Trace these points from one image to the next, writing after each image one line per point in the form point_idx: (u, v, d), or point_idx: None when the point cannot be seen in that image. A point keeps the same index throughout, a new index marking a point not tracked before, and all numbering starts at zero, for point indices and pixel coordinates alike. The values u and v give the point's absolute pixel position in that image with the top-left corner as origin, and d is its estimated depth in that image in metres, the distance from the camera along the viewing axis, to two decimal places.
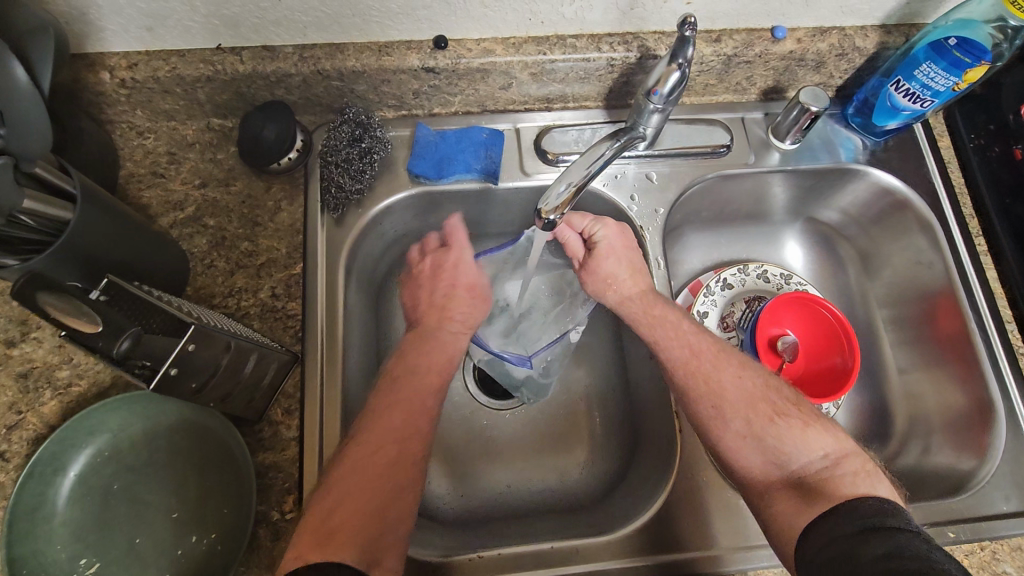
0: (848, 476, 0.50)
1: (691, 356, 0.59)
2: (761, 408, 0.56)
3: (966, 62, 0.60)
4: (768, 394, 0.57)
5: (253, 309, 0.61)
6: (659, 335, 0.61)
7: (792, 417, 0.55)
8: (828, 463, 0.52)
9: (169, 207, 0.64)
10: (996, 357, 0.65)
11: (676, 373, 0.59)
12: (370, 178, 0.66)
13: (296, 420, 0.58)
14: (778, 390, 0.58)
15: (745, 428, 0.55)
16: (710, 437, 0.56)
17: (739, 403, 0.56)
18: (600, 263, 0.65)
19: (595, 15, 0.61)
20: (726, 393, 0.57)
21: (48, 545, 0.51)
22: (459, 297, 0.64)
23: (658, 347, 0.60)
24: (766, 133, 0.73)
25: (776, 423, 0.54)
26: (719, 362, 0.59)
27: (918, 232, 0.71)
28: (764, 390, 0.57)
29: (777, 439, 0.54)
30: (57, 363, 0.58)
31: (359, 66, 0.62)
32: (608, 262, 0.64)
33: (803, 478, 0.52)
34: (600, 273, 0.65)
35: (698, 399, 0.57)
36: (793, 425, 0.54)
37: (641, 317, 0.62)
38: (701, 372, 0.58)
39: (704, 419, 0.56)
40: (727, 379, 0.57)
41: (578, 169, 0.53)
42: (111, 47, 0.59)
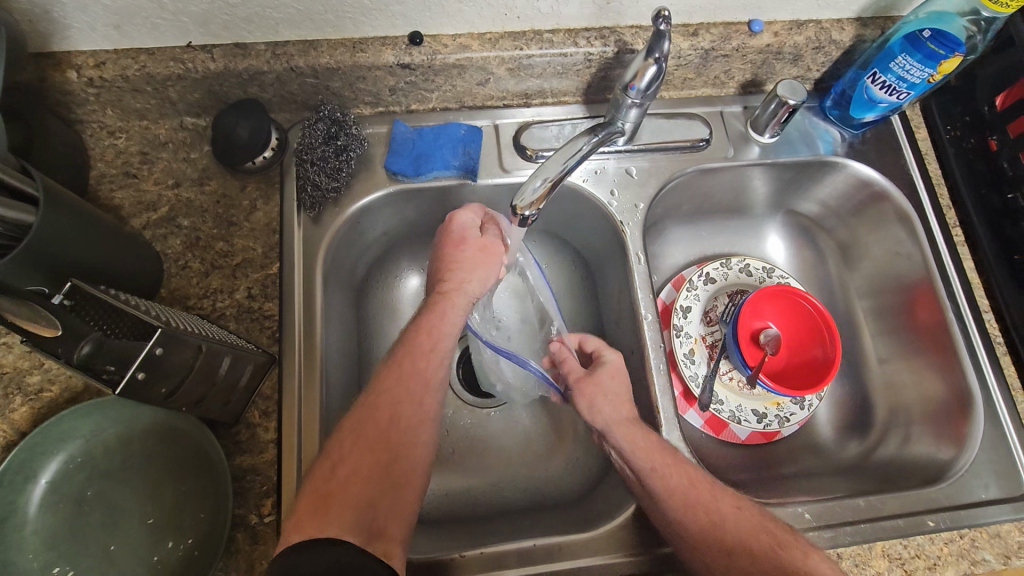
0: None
1: (688, 483, 0.54)
2: (763, 536, 0.52)
3: (941, 54, 0.60)
4: (766, 521, 0.53)
5: (229, 311, 0.60)
6: (659, 461, 0.55)
7: (793, 546, 0.51)
8: None
9: (141, 208, 0.63)
10: (973, 346, 0.66)
11: (670, 499, 0.54)
12: (347, 177, 0.65)
13: (274, 422, 0.57)
14: (773, 517, 0.54)
15: (748, 560, 0.50)
16: (707, 563, 0.51)
17: (739, 529, 0.52)
18: (600, 379, 0.63)
19: (570, 9, 0.61)
20: (723, 520, 0.53)
21: (19, 554, 0.50)
22: (456, 256, 0.62)
23: (658, 473, 0.55)
24: (745, 126, 0.73)
25: (780, 552, 0.50)
26: (715, 489, 0.55)
27: (897, 224, 0.72)
28: (762, 516, 0.54)
29: (778, 566, 0.49)
30: (28, 369, 0.57)
31: (333, 62, 0.61)
32: (607, 380, 0.62)
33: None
34: (597, 387, 0.62)
35: (694, 530, 0.52)
36: (796, 553, 0.50)
37: (639, 439, 0.57)
38: (702, 506, 0.53)
39: (705, 553, 0.52)
40: (726, 506, 0.54)
41: (554, 165, 0.53)
42: (78, 45, 0.58)
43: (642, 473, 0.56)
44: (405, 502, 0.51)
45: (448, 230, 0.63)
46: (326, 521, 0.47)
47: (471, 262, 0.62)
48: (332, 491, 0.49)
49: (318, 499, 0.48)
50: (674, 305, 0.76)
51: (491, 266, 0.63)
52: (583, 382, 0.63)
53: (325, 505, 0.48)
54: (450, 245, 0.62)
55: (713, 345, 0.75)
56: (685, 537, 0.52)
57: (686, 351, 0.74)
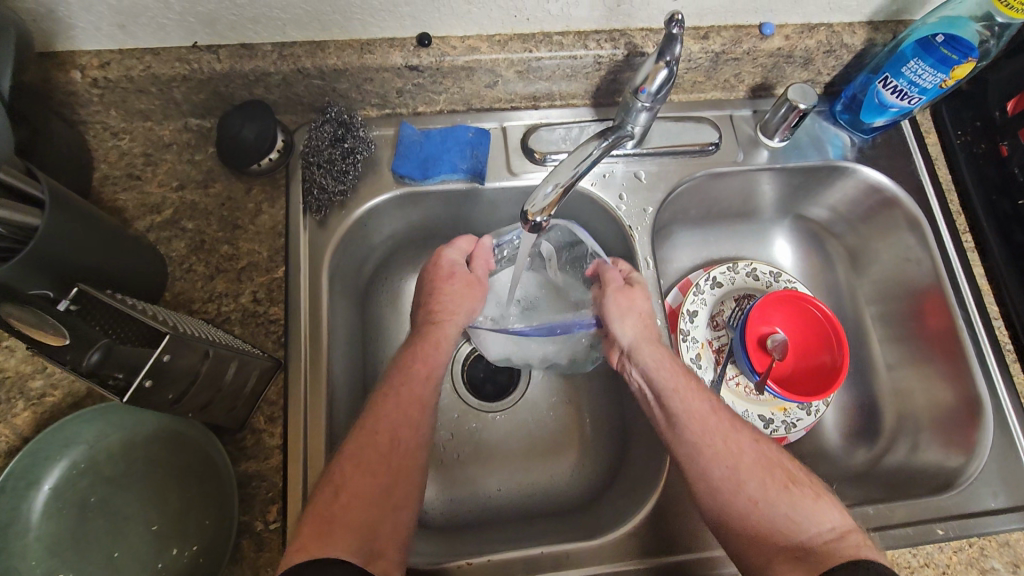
0: (854, 547, 0.48)
1: (710, 411, 0.57)
2: (778, 474, 0.53)
3: (954, 59, 0.59)
4: (785, 462, 0.54)
5: (234, 315, 0.59)
6: (682, 383, 0.58)
7: (805, 487, 0.53)
8: (837, 536, 0.49)
9: (145, 210, 0.62)
10: (983, 353, 0.66)
11: (690, 421, 0.56)
12: (353, 179, 0.65)
13: (279, 428, 0.57)
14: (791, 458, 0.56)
15: (762, 494, 0.52)
16: (715, 498, 0.53)
17: (753, 466, 0.53)
18: (633, 300, 0.62)
19: (581, 11, 0.60)
20: (741, 455, 0.54)
21: (22, 561, 0.49)
22: (446, 291, 0.62)
23: (678, 393, 0.57)
24: (754, 130, 0.72)
25: (789, 491, 0.52)
26: (736, 423, 0.57)
27: (906, 230, 0.71)
28: (781, 457, 0.55)
29: (788, 507, 0.51)
30: (30, 373, 0.56)
31: (340, 64, 0.60)
32: (640, 299, 0.62)
33: (807, 548, 0.49)
34: (620, 306, 0.62)
35: (711, 456, 0.54)
36: (806, 495, 0.52)
37: (664, 361, 0.59)
38: (718, 428, 0.55)
39: (715, 483, 0.53)
40: (744, 441, 0.55)
41: (565, 169, 0.52)
42: (81, 45, 0.57)
43: (663, 394, 0.58)
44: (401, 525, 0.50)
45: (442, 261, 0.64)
46: (330, 540, 0.46)
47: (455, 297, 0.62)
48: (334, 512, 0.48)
49: (320, 522, 0.47)
50: (680, 310, 0.75)
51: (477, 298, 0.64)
52: (617, 299, 0.62)
53: (327, 525, 0.47)
54: (438, 280, 0.63)
55: (720, 350, 0.74)
56: (700, 457, 0.54)
57: (693, 356, 0.73)
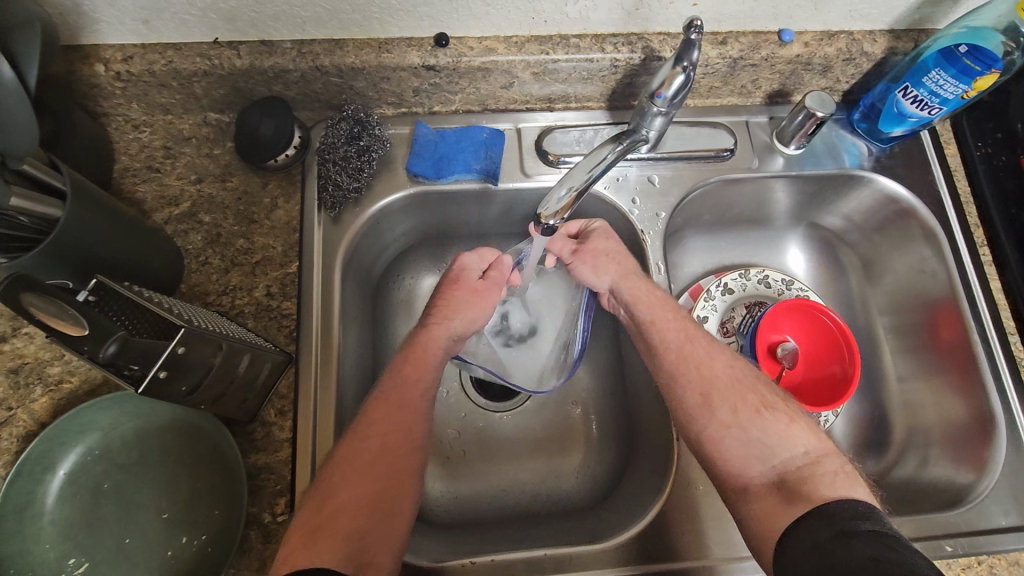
0: (828, 474, 0.50)
1: (686, 340, 0.59)
2: (749, 399, 0.55)
3: (976, 70, 0.59)
4: (756, 385, 0.56)
5: (247, 308, 0.60)
6: (659, 314, 0.60)
7: (780, 412, 0.54)
8: (810, 460, 0.51)
9: (164, 203, 0.63)
10: (998, 369, 0.65)
11: (667, 353, 0.58)
12: (368, 177, 0.65)
13: (289, 421, 0.58)
14: (767, 384, 0.57)
15: (735, 418, 0.54)
16: (693, 427, 0.55)
17: (728, 391, 0.56)
18: (596, 244, 0.64)
19: (599, 14, 0.60)
20: (715, 380, 0.56)
21: (36, 544, 0.50)
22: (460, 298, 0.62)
23: (655, 324, 0.60)
24: (770, 137, 0.72)
25: (762, 415, 0.54)
26: (712, 349, 0.59)
27: (922, 241, 0.71)
28: (755, 381, 0.57)
29: (762, 431, 0.53)
30: (49, 359, 0.57)
31: (358, 62, 0.61)
32: (600, 243, 0.64)
33: (783, 475, 0.51)
34: (589, 257, 0.64)
35: (686, 383, 0.56)
36: (780, 419, 0.54)
37: (641, 292, 0.61)
38: (693, 357, 0.58)
39: (690, 409, 0.56)
40: (719, 366, 0.57)
41: (580, 173, 0.53)
42: (106, 38, 0.58)
43: (642, 325, 0.61)
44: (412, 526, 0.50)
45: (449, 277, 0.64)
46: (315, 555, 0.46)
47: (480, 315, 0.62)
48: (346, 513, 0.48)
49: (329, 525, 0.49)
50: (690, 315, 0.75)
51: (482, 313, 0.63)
52: (578, 255, 0.64)
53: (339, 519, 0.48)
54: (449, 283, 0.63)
55: None
56: (678, 386, 0.57)
57: None
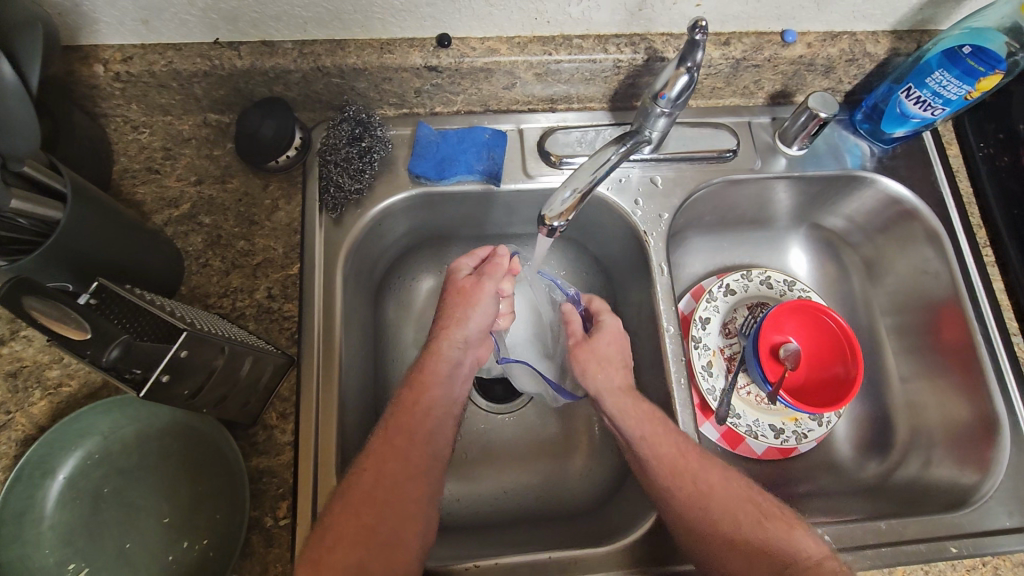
0: (833, 575, 0.50)
1: (680, 455, 0.56)
2: (749, 510, 0.54)
3: (980, 71, 0.59)
4: (752, 497, 0.55)
5: (248, 310, 0.60)
6: (650, 429, 0.58)
7: (778, 519, 0.54)
8: (814, 562, 0.51)
9: (163, 204, 0.62)
10: (1001, 370, 0.65)
11: (661, 470, 0.56)
12: (369, 178, 0.65)
13: (291, 424, 0.57)
14: (762, 490, 0.57)
15: (735, 533, 0.53)
16: (696, 539, 0.53)
17: (727, 502, 0.55)
18: (597, 346, 0.65)
19: (601, 15, 0.60)
20: (712, 493, 0.55)
21: (35, 549, 0.50)
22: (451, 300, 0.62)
23: (646, 441, 0.57)
24: (772, 138, 0.71)
25: (764, 526, 0.53)
26: (706, 462, 0.57)
27: (925, 242, 0.71)
28: (751, 489, 0.56)
29: (764, 541, 0.53)
30: (48, 362, 0.57)
31: (360, 63, 0.60)
32: (600, 345, 0.65)
33: (789, 574, 0.50)
34: (585, 357, 0.64)
35: (684, 501, 0.55)
36: (780, 527, 0.53)
37: (631, 408, 0.60)
38: (689, 471, 0.56)
39: (691, 524, 0.54)
40: (715, 475, 0.56)
41: (584, 175, 0.53)
42: (105, 39, 0.57)
43: (631, 441, 0.58)
44: None
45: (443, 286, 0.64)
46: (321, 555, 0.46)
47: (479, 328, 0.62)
48: None
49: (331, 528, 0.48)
50: (692, 317, 0.75)
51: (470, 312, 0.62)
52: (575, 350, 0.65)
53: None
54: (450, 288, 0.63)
55: (732, 358, 0.74)
56: (672, 506, 0.55)
57: (704, 363, 0.73)
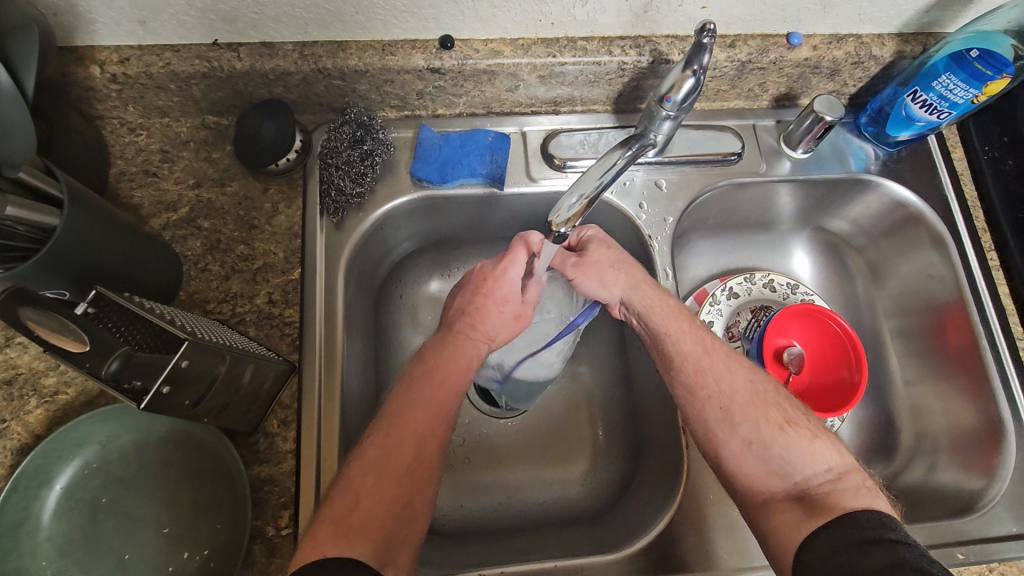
0: (850, 489, 0.49)
1: (702, 352, 0.57)
2: (772, 414, 0.54)
3: (987, 74, 0.59)
4: (777, 399, 0.55)
5: (248, 316, 0.59)
6: (674, 324, 0.59)
7: (802, 427, 0.53)
8: (832, 477, 0.51)
9: (161, 208, 0.61)
10: (1006, 373, 0.65)
11: (684, 366, 0.57)
12: (371, 181, 0.64)
13: (292, 432, 0.56)
14: (788, 396, 0.56)
15: (758, 437, 0.53)
16: (713, 440, 0.54)
17: (749, 407, 0.54)
18: (596, 254, 0.62)
19: (606, 17, 0.59)
20: (734, 396, 0.55)
21: (32, 561, 0.49)
22: (493, 314, 0.60)
23: (671, 337, 0.58)
24: (777, 141, 0.71)
25: (785, 432, 0.53)
26: (731, 362, 0.57)
27: (930, 246, 0.70)
28: (776, 394, 0.56)
29: (784, 446, 0.52)
30: (43, 370, 0.56)
31: (361, 65, 0.59)
32: (600, 254, 0.62)
33: (805, 490, 0.50)
34: (592, 271, 0.62)
35: (705, 398, 0.55)
36: (802, 435, 0.53)
37: (655, 304, 0.60)
38: (711, 370, 0.56)
39: (710, 424, 0.54)
40: (739, 381, 0.56)
41: (590, 180, 0.52)
42: (101, 40, 0.56)
43: (659, 338, 0.59)
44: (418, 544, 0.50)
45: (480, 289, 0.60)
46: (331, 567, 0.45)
47: (499, 324, 0.60)
48: (353, 517, 0.48)
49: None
50: (696, 320, 0.74)
51: (512, 334, 0.61)
52: (579, 269, 0.62)
53: (345, 526, 0.47)
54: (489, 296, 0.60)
55: None
56: (695, 402, 0.56)
57: None
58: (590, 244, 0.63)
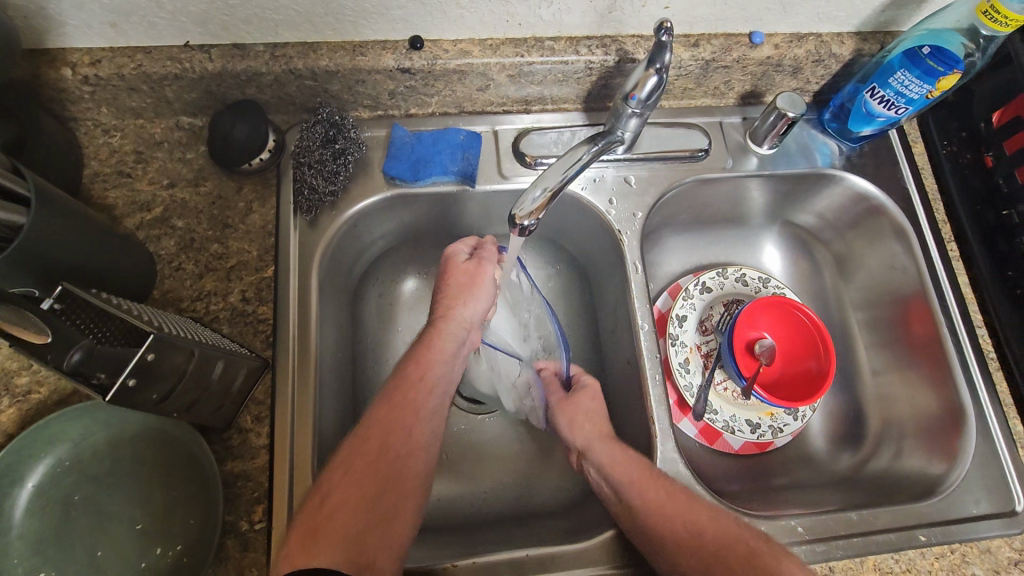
0: None
1: (667, 499, 0.55)
2: (741, 547, 0.52)
3: (939, 70, 0.60)
4: (745, 530, 0.54)
5: (222, 313, 0.59)
6: (637, 476, 0.57)
7: (770, 553, 0.51)
8: None
9: (135, 208, 0.62)
10: (966, 360, 0.66)
11: (647, 514, 0.55)
12: (344, 180, 0.65)
13: (266, 427, 0.57)
14: (753, 526, 0.55)
15: (724, 564, 0.51)
16: None
17: (716, 543, 0.53)
18: (581, 402, 0.66)
19: (572, 17, 0.61)
20: (701, 530, 0.54)
21: (3, 559, 0.49)
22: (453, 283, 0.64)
23: (635, 488, 0.56)
24: (744, 138, 0.73)
25: (754, 561, 0.51)
26: (695, 503, 0.55)
27: (893, 238, 0.72)
28: (741, 527, 0.54)
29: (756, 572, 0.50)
30: (16, 369, 0.56)
31: (332, 65, 0.60)
32: (586, 403, 0.66)
33: None
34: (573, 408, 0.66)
35: (672, 546, 0.53)
36: (772, 559, 0.51)
37: (618, 463, 0.59)
38: (678, 510, 0.55)
39: (686, 568, 0.52)
40: (704, 517, 0.54)
41: (554, 174, 0.53)
42: (73, 42, 0.57)
43: (619, 489, 0.57)
44: (391, 538, 0.50)
45: (441, 270, 0.66)
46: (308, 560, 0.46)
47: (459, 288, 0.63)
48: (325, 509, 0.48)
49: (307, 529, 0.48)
50: (669, 314, 0.76)
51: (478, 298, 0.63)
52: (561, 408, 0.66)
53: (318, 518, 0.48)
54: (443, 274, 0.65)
55: (708, 354, 0.75)
56: (659, 539, 0.54)
57: (681, 360, 0.74)
58: (580, 391, 0.67)
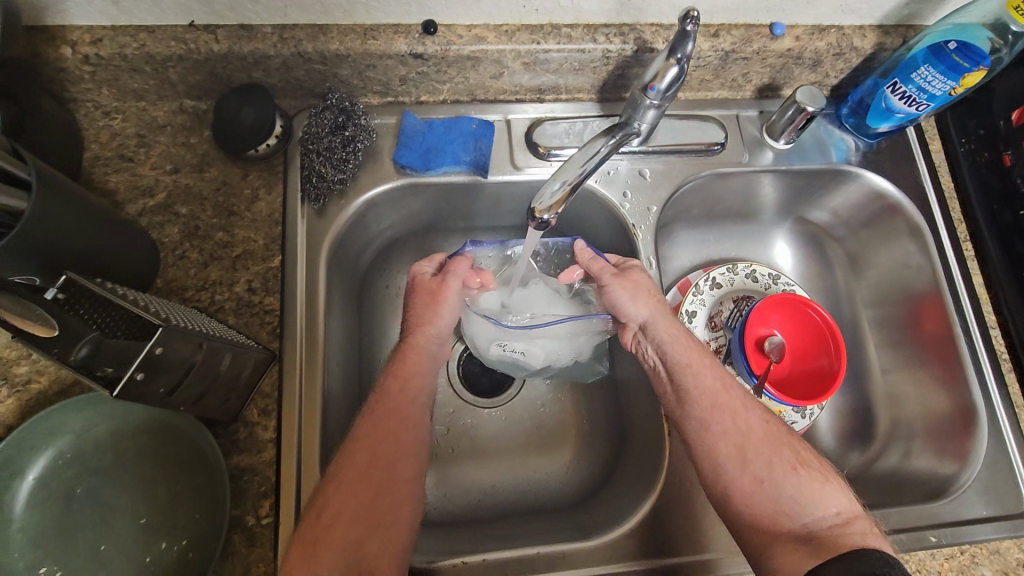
0: (857, 535, 0.49)
1: (722, 390, 0.57)
2: (786, 454, 0.53)
3: (964, 66, 0.59)
4: (792, 441, 0.55)
5: (227, 304, 0.58)
6: (695, 359, 0.58)
7: (814, 471, 0.53)
8: (840, 521, 0.50)
9: (137, 193, 0.60)
10: (979, 358, 0.66)
11: (700, 399, 0.56)
12: (353, 168, 0.63)
13: (273, 420, 0.56)
14: (801, 441, 0.56)
15: (766, 468, 0.53)
16: (723, 475, 0.53)
17: (763, 446, 0.54)
18: (635, 275, 0.62)
19: (591, 4, 0.59)
20: (751, 434, 0.54)
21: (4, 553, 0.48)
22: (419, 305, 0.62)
23: (692, 369, 0.57)
24: (760, 132, 0.71)
25: (798, 473, 0.52)
26: (747, 402, 0.57)
27: (908, 237, 0.71)
28: (789, 437, 0.55)
29: (795, 490, 0.51)
30: (15, 359, 0.54)
31: (343, 49, 0.58)
32: (640, 275, 0.62)
33: (812, 531, 0.49)
34: (625, 283, 0.61)
35: (718, 435, 0.54)
36: (814, 478, 0.52)
37: (679, 340, 0.59)
38: (729, 408, 0.55)
39: (722, 461, 0.53)
40: (754, 420, 0.55)
41: (573, 166, 0.52)
42: (72, 19, 0.55)
43: (677, 369, 0.58)
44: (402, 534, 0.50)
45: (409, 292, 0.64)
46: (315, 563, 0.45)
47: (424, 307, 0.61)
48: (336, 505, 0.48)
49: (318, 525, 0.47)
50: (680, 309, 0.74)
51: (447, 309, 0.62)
52: (617, 279, 0.62)
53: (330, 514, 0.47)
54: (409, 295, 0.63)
55: (718, 351, 0.74)
56: (706, 423, 0.55)
57: None
58: (631, 268, 0.63)
